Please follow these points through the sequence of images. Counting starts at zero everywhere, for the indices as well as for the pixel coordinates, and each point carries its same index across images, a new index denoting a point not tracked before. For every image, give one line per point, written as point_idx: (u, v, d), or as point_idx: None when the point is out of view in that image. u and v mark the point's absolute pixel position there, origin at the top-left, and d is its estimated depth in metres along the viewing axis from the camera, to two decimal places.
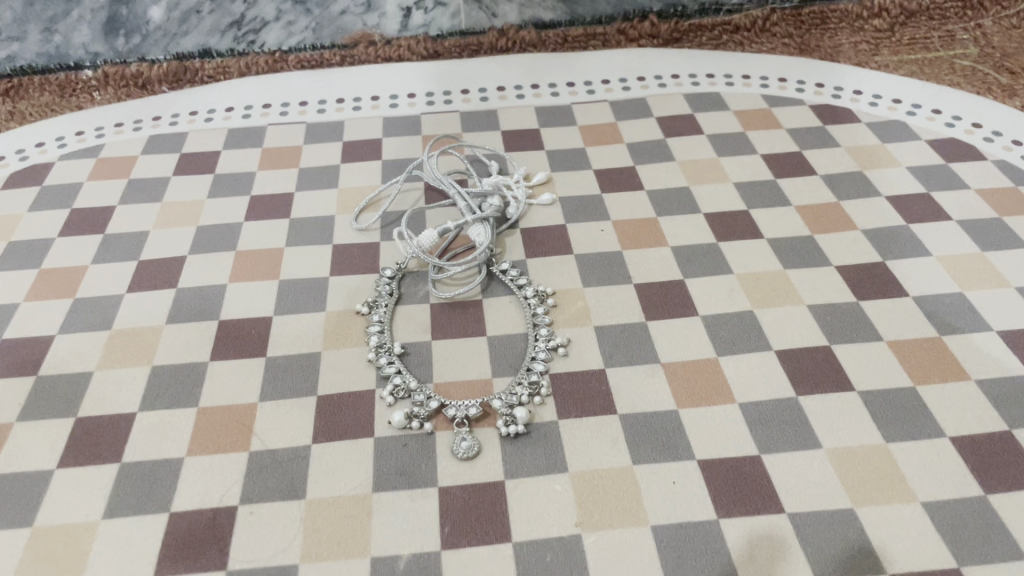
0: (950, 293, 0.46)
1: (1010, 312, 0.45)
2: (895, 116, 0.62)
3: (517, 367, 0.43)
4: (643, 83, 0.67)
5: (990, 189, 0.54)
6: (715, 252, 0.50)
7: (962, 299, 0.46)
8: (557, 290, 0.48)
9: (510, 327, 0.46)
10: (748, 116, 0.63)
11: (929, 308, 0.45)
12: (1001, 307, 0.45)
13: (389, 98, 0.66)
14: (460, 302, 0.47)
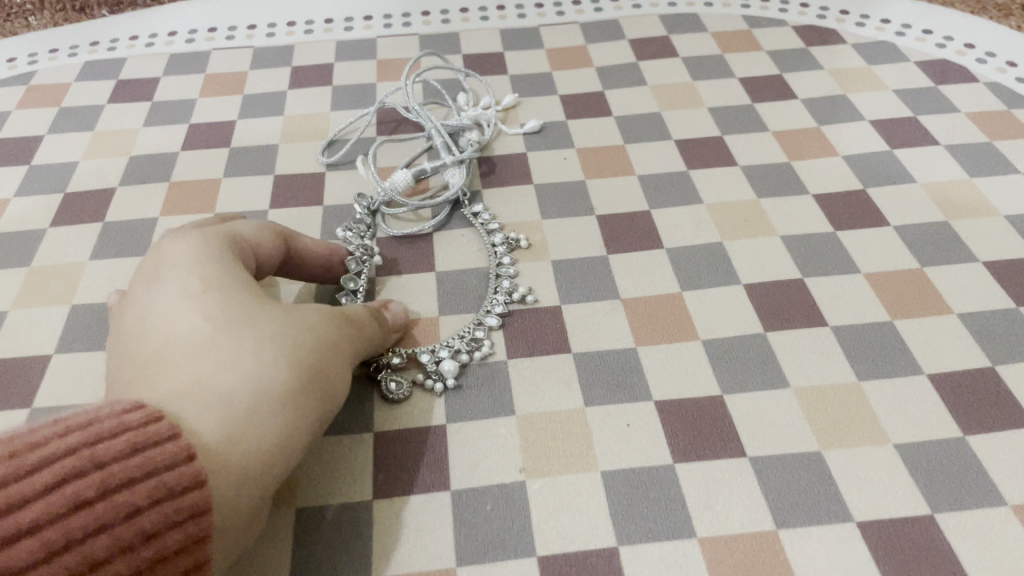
0: (934, 222, 0.43)
1: (998, 242, 0.42)
2: (884, 38, 0.57)
3: (470, 317, 0.39)
4: (617, 4, 0.63)
5: (981, 112, 0.50)
6: (685, 181, 0.47)
7: (947, 228, 0.43)
8: (519, 225, 0.44)
9: (467, 273, 0.42)
10: (727, 37, 0.59)
11: (911, 238, 0.42)
12: (989, 237, 0.42)
13: (344, 21, 0.62)
14: (415, 239, 0.44)
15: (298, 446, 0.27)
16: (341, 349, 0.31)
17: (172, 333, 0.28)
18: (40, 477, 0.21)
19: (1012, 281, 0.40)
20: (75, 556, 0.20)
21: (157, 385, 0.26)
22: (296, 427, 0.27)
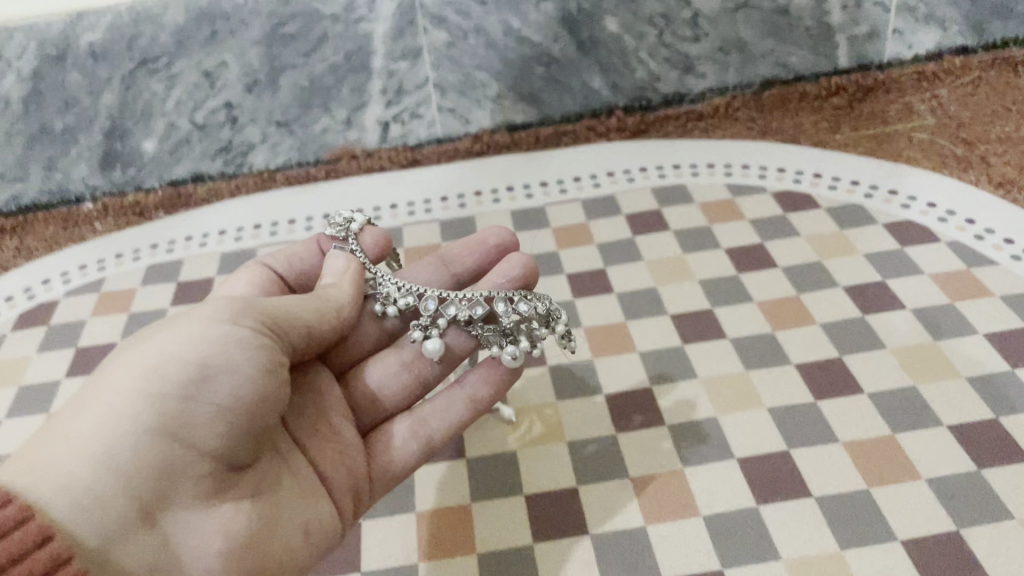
0: (904, 389, 0.47)
1: (964, 408, 0.45)
2: (852, 201, 0.63)
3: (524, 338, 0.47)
4: (613, 179, 0.71)
5: (942, 273, 0.54)
6: (682, 336, 0.52)
7: (917, 396, 0.46)
8: (534, 407, 0.49)
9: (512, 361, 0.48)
10: (712, 208, 0.65)
11: (885, 407, 0.46)
12: (955, 404, 0.46)
13: (373, 211, 0.70)
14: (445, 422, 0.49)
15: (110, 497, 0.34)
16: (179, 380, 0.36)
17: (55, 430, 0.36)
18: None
19: (978, 447, 0.43)
20: None
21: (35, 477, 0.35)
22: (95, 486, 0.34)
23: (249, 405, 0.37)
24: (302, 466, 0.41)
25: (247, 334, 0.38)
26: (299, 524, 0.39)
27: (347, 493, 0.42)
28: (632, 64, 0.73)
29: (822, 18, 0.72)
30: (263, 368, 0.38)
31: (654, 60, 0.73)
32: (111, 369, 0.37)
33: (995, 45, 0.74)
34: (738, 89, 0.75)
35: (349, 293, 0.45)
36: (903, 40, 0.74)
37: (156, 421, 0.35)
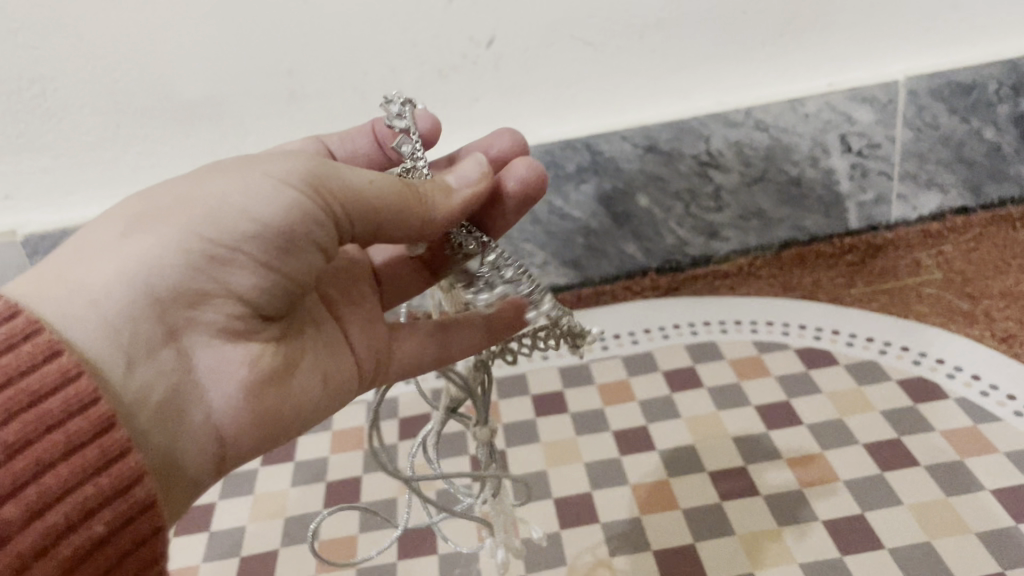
0: (920, 543, 0.53)
1: (975, 561, 0.52)
2: (868, 355, 0.71)
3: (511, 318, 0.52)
4: (650, 334, 0.78)
5: (952, 430, 0.62)
6: (718, 493, 0.60)
7: (932, 550, 0.53)
8: (592, 562, 0.56)
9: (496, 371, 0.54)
10: (741, 364, 0.72)
11: (903, 560, 0.52)
12: (967, 557, 0.52)
13: None
14: None
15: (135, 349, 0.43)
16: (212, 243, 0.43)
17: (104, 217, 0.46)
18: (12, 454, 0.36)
19: None
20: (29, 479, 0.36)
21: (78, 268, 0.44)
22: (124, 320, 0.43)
23: (271, 272, 0.45)
24: (331, 335, 0.54)
25: (287, 187, 0.43)
26: (315, 380, 0.51)
27: (369, 356, 0.55)
28: (662, 232, 0.83)
29: (832, 186, 0.81)
30: (282, 237, 0.44)
31: (683, 228, 0.82)
32: (149, 201, 0.45)
33: (993, 204, 0.83)
34: (759, 250, 0.84)
35: (459, 201, 0.47)
36: (909, 203, 0.83)
37: (181, 268, 0.43)
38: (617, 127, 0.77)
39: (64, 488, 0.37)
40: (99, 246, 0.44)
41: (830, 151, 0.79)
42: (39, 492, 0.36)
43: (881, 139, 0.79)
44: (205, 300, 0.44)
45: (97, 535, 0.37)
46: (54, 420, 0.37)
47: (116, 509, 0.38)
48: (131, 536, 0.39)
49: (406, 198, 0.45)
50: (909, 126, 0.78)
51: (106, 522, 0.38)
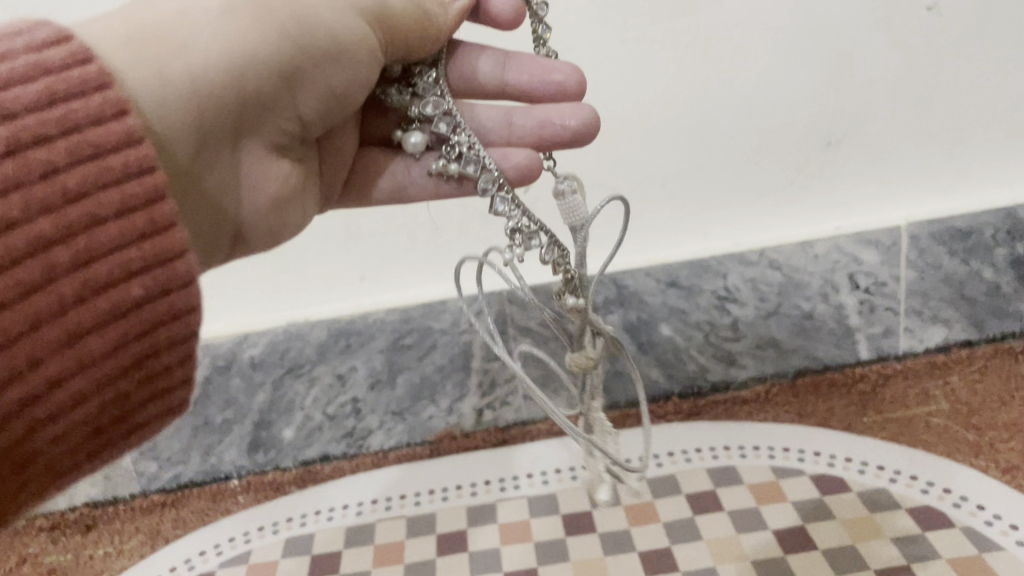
0: None
1: None
2: (880, 484, 0.75)
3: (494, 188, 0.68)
4: (672, 458, 0.82)
5: (957, 558, 0.66)
6: None
7: None
8: None
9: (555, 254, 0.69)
10: (759, 488, 0.77)
11: None
12: None
13: (470, 486, 0.82)
14: None
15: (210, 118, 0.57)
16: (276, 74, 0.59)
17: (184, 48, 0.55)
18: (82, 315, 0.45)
19: None
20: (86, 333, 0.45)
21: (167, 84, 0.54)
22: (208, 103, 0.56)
23: (318, 100, 0.62)
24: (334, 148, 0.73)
25: (361, 31, 0.60)
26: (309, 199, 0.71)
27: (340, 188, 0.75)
28: (685, 359, 0.88)
29: (843, 320, 0.87)
30: (327, 89, 0.62)
31: (703, 356, 0.88)
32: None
33: (995, 338, 0.88)
34: (776, 377, 0.88)
35: (454, 19, 0.63)
36: (916, 335, 0.88)
37: (259, 65, 0.57)
38: (643, 264, 0.85)
39: (105, 283, 0.45)
40: (185, 26, 0.55)
41: (840, 287, 0.86)
42: (92, 239, 0.44)
43: (887, 278, 0.85)
44: (263, 108, 0.60)
45: (132, 294, 0.46)
46: (114, 178, 0.45)
47: (134, 320, 0.46)
48: (139, 347, 0.47)
49: (416, 26, 0.61)
50: (912, 266, 0.85)
51: (143, 284, 0.46)
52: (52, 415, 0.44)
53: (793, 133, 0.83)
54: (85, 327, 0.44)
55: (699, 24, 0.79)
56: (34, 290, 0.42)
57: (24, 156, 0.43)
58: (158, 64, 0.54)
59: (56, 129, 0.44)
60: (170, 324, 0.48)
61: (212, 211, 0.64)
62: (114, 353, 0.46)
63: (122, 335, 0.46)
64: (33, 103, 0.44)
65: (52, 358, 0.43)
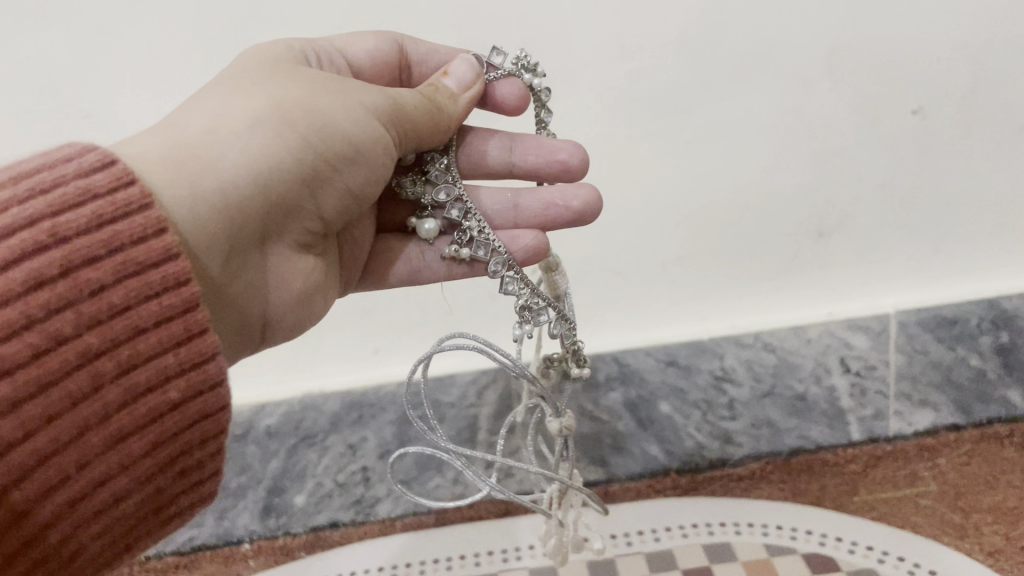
0: None
1: None
2: (868, 563, 0.80)
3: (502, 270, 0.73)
4: (670, 533, 0.85)
5: None
6: None
7: None
8: None
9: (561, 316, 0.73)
10: (754, 565, 0.81)
11: None
12: None
13: (474, 555, 0.85)
14: None
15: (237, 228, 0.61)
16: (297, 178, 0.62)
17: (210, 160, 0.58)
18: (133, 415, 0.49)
19: None
20: (137, 426, 0.49)
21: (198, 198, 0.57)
22: (234, 214, 0.60)
23: (334, 199, 0.67)
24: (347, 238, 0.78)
25: (376, 130, 0.64)
26: (322, 297, 0.74)
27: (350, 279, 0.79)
28: (682, 436, 0.90)
29: (834, 402, 0.90)
30: (341, 185, 0.66)
31: (701, 433, 0.90)
32: (244, 104, 0.61)
33: (982, 423, 0.90)
34: (771, 456, 0.90)
35: (462, 108, 0.71)
36: (904, 419, 0.90)
37: (282, 173, 0.61)
38: (643, 345, 0.89)
39: (143, 388, 0.49)
40: (212, 142, 0.59)
41: (831, 370, 0.89)
42: (135, 348, 0.49)
43: (876, 362, 0.89)
44: (288, 210, 0.64)
45: (167, 398, 0.51)
46: (153, 292, 0.50)
47: (167, 419, 0.51)
48: (170, 445, 0.52)
49: (424, 124, 0.68)
50: (901, 351, 0.89)
51: (178, 388, 0.51)
52: (91, 512, 0.48)
53: (787, 223, 0.88)
54: (127, 429, 0.49)
55: (699, 121, 0.85)
56: (79, 399, 0.46)
57: (74, 275, 0.47)
58: (189, 181, 0.57)
59: (103, 250, 0.48)
60: (201, 421, 0.53)
61: (240, 310, 0.66)
62: (149, 452, 0.50)
63: (156, 435, 0.51)
64: (83, 227, 0.48)
65: (95, 460, 0.48)
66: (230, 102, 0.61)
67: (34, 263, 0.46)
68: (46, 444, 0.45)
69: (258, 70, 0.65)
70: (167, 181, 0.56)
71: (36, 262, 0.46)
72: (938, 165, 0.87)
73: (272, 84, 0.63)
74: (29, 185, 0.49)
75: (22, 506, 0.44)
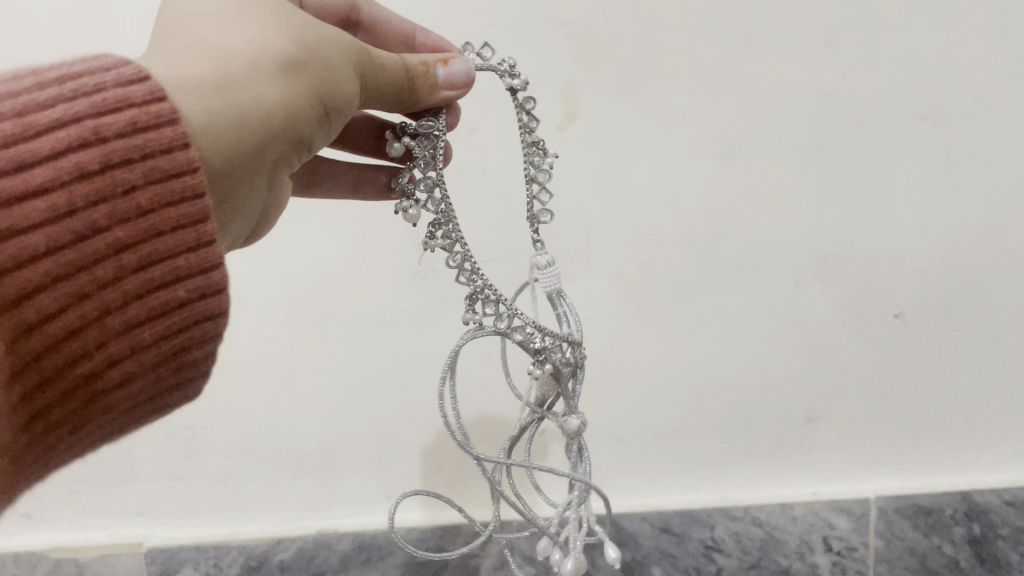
0: None
1: None
2: None
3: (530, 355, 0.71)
4: None
5: None
6: None
7: None
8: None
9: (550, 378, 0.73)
10: None
11: None
12: None
13: None
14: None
15: (244, 161, 0.61)
16: (303, 120, 0.63)
17: (239, 91, 0.59)
18: (141, 308, 0.52)
19: None
20: (143, 314, 0.52)
21: (220, 129, 0.58)
22: (245, 147, 0.60)
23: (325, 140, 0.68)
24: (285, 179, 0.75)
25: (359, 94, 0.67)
26: (272, 212, 0.74)
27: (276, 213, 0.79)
28: None
29: None
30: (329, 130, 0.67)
31: None
32: (269, 35, 0.62)
33: None
34: None
35: (439, 100, 0.73)
36: None
37: (293, 116, 0.62)
38: (641, 509, 0.95)
39: (157, 283, 0.53)
40: (245, 72, 0.60)
41: (814, 549, 0.95)
42: (152, 247, 0.52)
43: (857, 544, 0.95)
44: (288, 151, 0.65)
45: (176, 296, 0.54)
46: (172, 199, 0.52)
47: (173, 316, 0.54)
48: (174, 340, 0.55)
49: (398, 89, 0.70)
50: (880, 536, 0.95)
51: (186, 288, 0.54)
52: (105, 385, 0.53)
53: (779, 406, 0.96)
54: (139, 318, 0.52)
55: (702, 310, 0.94)
56: (106, 283, 0.50)
57: (111, 172, 0.50)
58: (215, 111, 0.58)
59: (136, 152, 0.51)
60: (202, 323, 0.56)
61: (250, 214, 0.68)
62: (157, 342, 0.54)
63: (164, 325, 0.54)
64: (121, 130, 0.51)
65: (112, 341, 0.52)
66: (250, 26, 0.62)
67: (79, 153, 0.49)
68: (76, 318, 0.49)
69: None
70: (195, 110, 0.57)
71: (78, 155, 0.49)
72: (919, 366, 0.96)
73: (288, 16, 0.64)
74: (73, 86, 0.51)
75: (49, 370, 0.49)
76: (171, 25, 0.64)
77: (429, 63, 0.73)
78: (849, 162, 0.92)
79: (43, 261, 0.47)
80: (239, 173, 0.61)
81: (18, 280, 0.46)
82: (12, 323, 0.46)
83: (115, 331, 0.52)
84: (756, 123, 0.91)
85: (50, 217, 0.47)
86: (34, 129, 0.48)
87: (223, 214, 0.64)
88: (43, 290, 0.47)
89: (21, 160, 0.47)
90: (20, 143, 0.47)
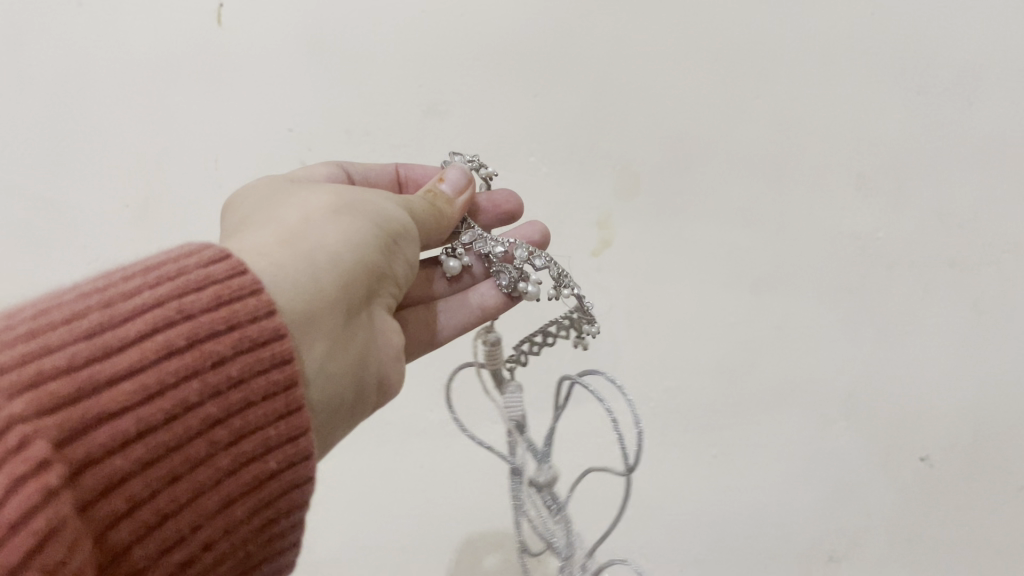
0: None
1: None
2: None
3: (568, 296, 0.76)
4: None
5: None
6: None
7: None
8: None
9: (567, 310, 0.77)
10: None
11: None
12: None
13: None
14: None
15: (330, 310, 0.57)
16: (370, 268, 0.62)
17: (305, 245, 0.58)
18: (235, 480, 0.45)
19: None
20: (236, 491, 0.45)
21: (300, 275, 0.56)
22: (326, 293, 0.57)
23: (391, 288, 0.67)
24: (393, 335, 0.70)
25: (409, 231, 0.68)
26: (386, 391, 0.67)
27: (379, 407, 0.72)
28: None
29: None
30: (391, 274, 0.66)
31: None
32: (315, 202, 0.63)
33: None
34: None
35: (459, 210, 0.75)
36: None
37: (359, 257, 0.61)
38: None
39: (248, 457, 0.45)
40: (305, 229, 0.60)
41: None
42: (244, 420, 0.45)
43: None
44: (365, 301, 0.62)
45: (267, 467, 0.46)
46: (262, 367, 0.47)
47: (267, 488, 0.46)
48: (266, 514, 0.47)
49: (431, 223, 0.72)
50: None
51: (278, 457, 0.47)
52: (195, 574, 0.44)
53: (800, 543, 0.91)
54: (233, 495, 0.45)
55: (727, 439, 0.94)
56: (196, 463, 0.43)
57: (199, 346, 0.44)
58: (286, 259, 0.56)
59: (223, 324, 0.46)
60: (294, 492, 0.48)
61: (357, 389, 0.61)
62: (249, 518, 0.46)
63: (259, 498, 0.46)
64: (205, 306, 0.46)
65: (207, 524, 0.44)
66: (295, 203, 0.64)
67: (167, 332, 0.44)
68: (170, 500, 0.42)
69: (290, 188, 0.68)
70: (270, 263, 0.55)
71: (167, 335, 0.43)
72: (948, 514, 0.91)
73: (321, 188, 0.67)
74: (154, 275, 0.47)
75: (139, 568, 0.40)
76: (227, 231, 0.65)
77: (432, 187, 0.75)
78: (878, 303, 0.94)
79: (136, 445, 0.40)
80: (330, 325, 0.57)
81: (108, 467, 0.39)
82: (100, 519, 0.39)
83: (208, 516, 0.43)
84: (788, 262, 0.96)
85: (140, 399, 0.41)
86: (120, 316, 0.43)
87: (328, 381, 0.57)
88: (133, 476, 0.40)
89: (109, 345, 0.41)
90: (104, 331, 0.42)
